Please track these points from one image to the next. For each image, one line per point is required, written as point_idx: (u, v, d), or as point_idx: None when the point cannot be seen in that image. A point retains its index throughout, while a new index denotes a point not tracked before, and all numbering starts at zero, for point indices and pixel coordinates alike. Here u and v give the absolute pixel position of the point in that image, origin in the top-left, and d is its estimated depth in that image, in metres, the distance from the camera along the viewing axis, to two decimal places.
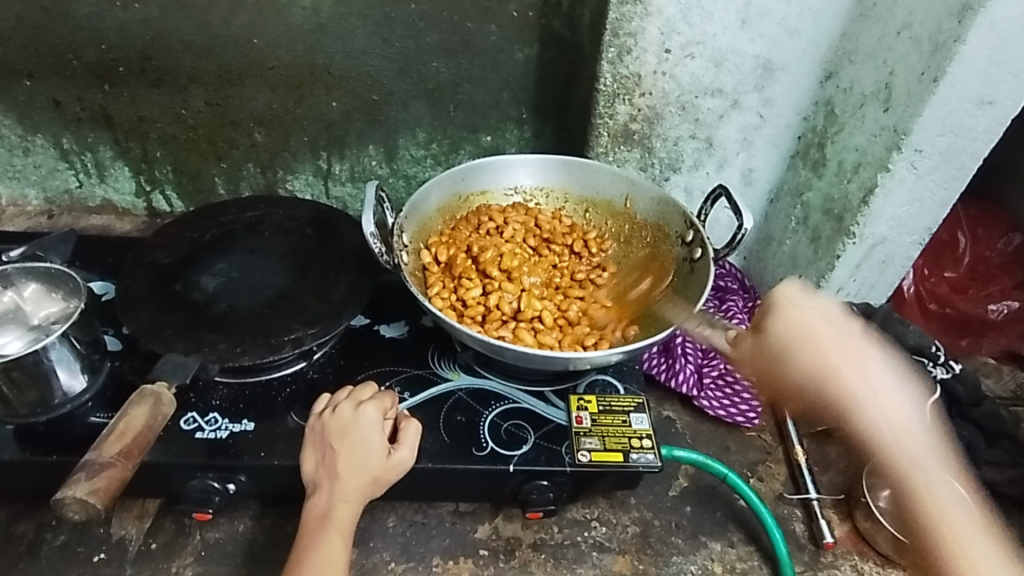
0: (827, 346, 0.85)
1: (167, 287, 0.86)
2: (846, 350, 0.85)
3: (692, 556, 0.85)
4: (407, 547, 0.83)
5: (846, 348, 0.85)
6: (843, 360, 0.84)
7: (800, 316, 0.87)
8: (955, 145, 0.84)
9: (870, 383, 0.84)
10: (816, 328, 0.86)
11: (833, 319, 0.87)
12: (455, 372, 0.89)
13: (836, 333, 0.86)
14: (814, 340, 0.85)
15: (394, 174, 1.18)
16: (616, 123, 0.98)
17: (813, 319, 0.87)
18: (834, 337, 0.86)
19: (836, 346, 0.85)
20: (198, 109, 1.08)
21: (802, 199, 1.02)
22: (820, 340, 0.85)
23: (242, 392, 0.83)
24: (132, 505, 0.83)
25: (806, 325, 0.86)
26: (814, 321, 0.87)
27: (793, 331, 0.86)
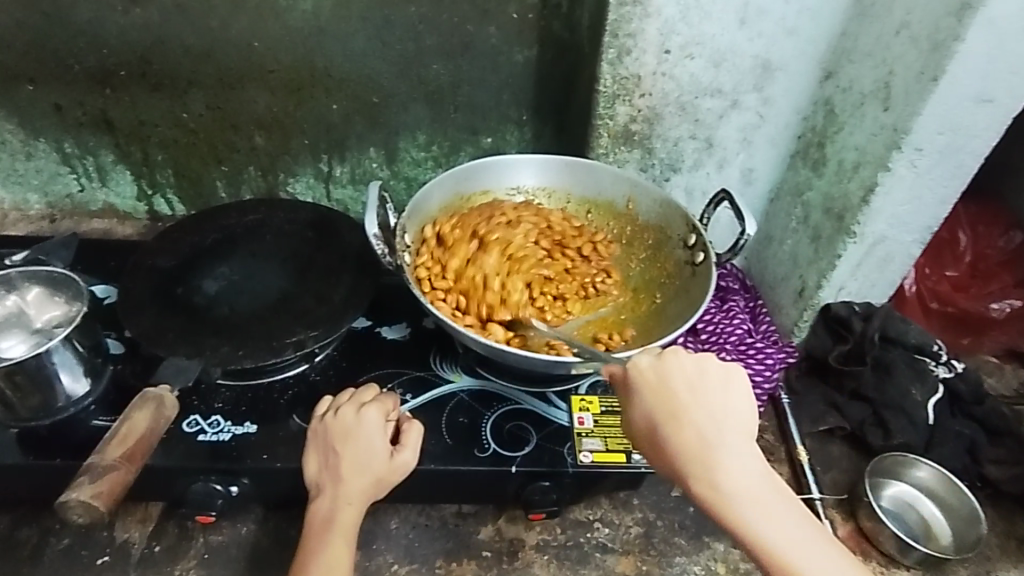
0: (700, 417, 0.60)
1: (169, 291, 0.86)
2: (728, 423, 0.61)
3: (695, 556, 0.85)
4: (410, 549, 0.83)
5: (717, 426, 0.60)
6: (713, 446, 0.60)
7: (674, 372, 0.62)
8: (955, 143, 0.84)
9: (740, 456, 0.60)
10: (678, 386, 0.61)
11: (716, 377, 0.62)
12: (457, 373, 0.89)
13: (717, 398, 0.61)
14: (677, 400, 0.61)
15: (395, 176, 1.18)
16: (616, 124, 0.98)
17: (688, 377, 0.62)
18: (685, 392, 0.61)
19: (716, 415, 0.61)
20: (199, 112, 1.08)
21: (802, 198, 1.02)
22: (688, 410, 0.60)
23: (244, 395, 0.84)
24: (136, 509, 0.83)
25: (683, 400, 0.61)
26: (709, 389, 0.62)
27: (674, 411, 0.60)
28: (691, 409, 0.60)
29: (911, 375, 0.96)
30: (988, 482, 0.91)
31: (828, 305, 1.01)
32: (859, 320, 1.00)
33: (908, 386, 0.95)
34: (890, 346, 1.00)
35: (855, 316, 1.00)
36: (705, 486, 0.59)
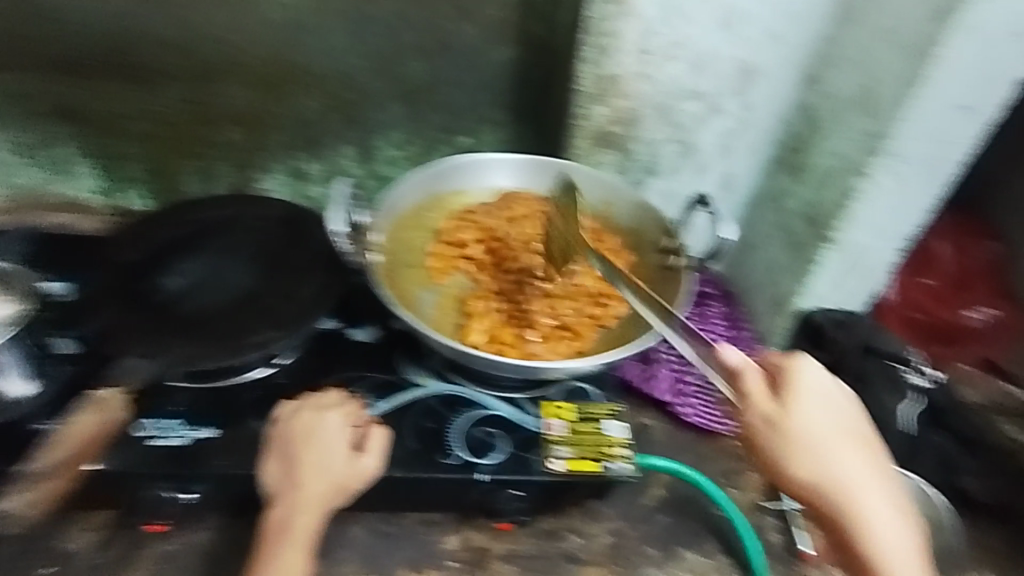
0: (827, 430, 0.62)
1: (128, 288, 0.83)
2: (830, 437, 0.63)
3: (666, 567, 0.83)
4: (372, 558, 0.81)
5: (826, 431, 0.62)
6: (818, 439, 0.62)
7: (811, 374, 0.64)
8: (934, 151, 0.82)
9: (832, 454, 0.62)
10: (806, 393, 0.63)
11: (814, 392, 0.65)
12: (425, 378, 0.86)
13: (823, 408, 0.63)
14: (812, 405, 0.63)
15: (370, 175, 1.16)
16: (594, 125, 0.96)
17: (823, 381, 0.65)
18: (811, 411, 0.63)
19: (821, 412, 0.63)
20: (169, 105, 1.05)
21: (781, 205, 1.01)
22: (818, 432, 0.62)
23: (204, 396, 0.81)
24: (86, 514, 0.80)
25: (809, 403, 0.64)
26: (815, 411, 0.63)
27: (792, 410, 0.62)
28: (811, 421, 0.62)
29: (888, 384, 0.95)
30: (962, 494, 0.90)
31: (810, 314, 1.00)
32: (836, 329, 0.97)
33: (884, 395, 0.94)
34: (870, 356, 0.97)
35: (833, 324, 0.98)
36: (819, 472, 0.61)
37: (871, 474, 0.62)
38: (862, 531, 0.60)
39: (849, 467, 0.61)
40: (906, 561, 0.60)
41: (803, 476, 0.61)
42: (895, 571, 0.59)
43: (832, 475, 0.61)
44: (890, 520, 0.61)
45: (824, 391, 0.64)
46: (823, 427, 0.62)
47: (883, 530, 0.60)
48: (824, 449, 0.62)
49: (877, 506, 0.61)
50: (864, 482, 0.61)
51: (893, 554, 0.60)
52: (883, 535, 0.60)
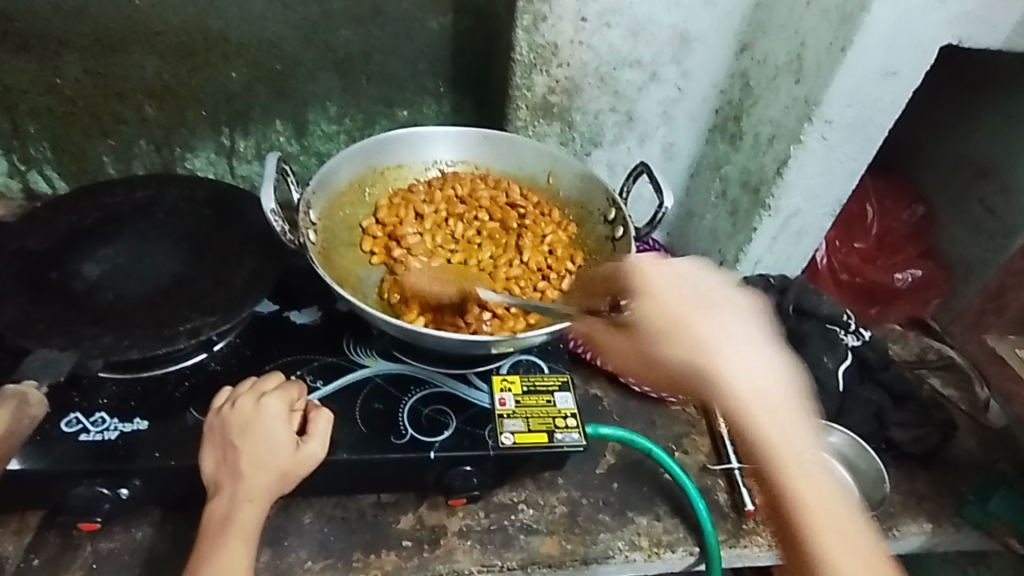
0: (691, 314, 0.68)
1: (41, 277, 0.77)
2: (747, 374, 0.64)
3: (619, 532, 0.85)
4: (325, 544, 0.79)
5: (715, 321, 0.67)
6: (692, 321, 0.67)
7: (660, 279, 0.70)
8: (863, 116, 0.85)
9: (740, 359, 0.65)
10: (668, 290, 0.69)
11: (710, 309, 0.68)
12: (371, 358, 0.84)
13: (697, 297, 0.69)
14: (676, 305, 0.68)
15: (305, 151, 1.11)
16: (535, 95, 0.95)
17: (687, 281, 0.70)
18: (685, 291, 0.69)
19: (700, 304, 0.68)
20: (76, 78, 0.97)
21: (720, 173, 1.03)
22: (691, 319, 0.67)
23: (133, 388, 0.76)
24: (11, 518, 0.75)
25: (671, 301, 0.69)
26: (689, 301, 0.69)
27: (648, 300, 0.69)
28: (692, 317, 0.67)
29: (823, 344, 0.99)
30: (892, 445, 0.95)
31: (745, 278, 1.03)
32: (775, 293, 1.02)
33: (820, 355, 0.97)
34: (804, 318, 1.02)
35: (771, 289, 1.01)
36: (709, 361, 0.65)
37: (775, 388, 0.65)
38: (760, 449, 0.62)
39: (731, 360, 0.65)
40: (805, 475, 0.61)
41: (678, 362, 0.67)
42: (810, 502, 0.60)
43: (721, 371, 0.64)
44: (795, 434, 0.62)
45: (688, 283, 0.70)
46: (711, 323, 0.67)
47: (777, 437, 0.61)
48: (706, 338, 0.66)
49: (771, 411, 0.63)
50: (755, 382, 0.64)
51: (801, 470, 0.61)
52: (806, 489, 0.60)
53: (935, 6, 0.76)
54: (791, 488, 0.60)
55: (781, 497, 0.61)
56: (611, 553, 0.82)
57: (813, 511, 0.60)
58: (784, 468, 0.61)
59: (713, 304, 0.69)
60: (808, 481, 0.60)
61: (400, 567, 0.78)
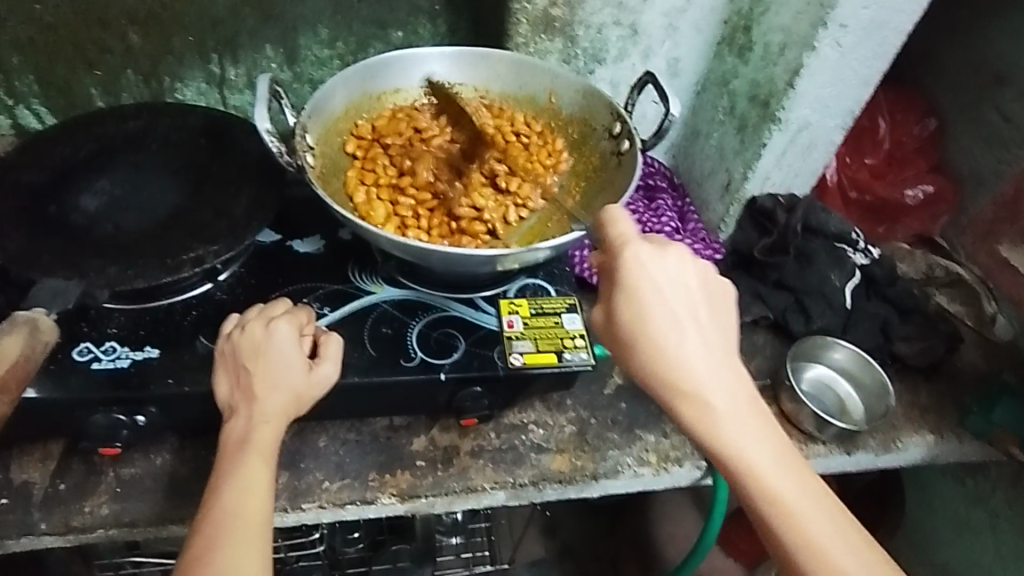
0: (665, 321, 0.57)
1: (40, 210, 0.76)
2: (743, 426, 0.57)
3: (628, 448, 0.87)
4: (341, 465, 0.81)
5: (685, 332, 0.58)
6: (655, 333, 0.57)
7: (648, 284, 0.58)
8: (879, 19, 0.81)
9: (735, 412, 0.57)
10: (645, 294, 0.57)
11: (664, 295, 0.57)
12: (377, 285, 0.84)
13: (673, 309, 0.57)
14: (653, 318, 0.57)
15: (298, 79, 1.07)
16: (535, 8, 0.90)
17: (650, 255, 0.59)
18: (660, 292, 0.58)
19: (670, 312, 0.57)
20: (55, 5, 0.93)
21: (728, 88, 0.99)
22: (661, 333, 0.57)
23: (142, 318, 0.76)
24: (34, 448, 0.77)
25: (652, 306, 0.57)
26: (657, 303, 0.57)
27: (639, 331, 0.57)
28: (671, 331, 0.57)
29: (830, 262, 0.98)
30: (897, 359, 0.96)
31: (753, 197, 1.01)
32: (783, 212, 1.01)
33: (828, 273, 0.97)
34: (811, 237, 1.01)
35: (779, 208, 1.00)
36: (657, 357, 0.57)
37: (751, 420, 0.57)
38: (738, 459, 0.56)
39: (697, 370, 0.57)
40: (810, 507, 0.55)
41: (617, 341, 0.59)
42: None
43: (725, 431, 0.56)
44: (775, 464, 0.56)
45: (672, 289, 0.58)
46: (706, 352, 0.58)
47: (767, 458, 0.56)
48: (677, 354, 0.57)
49: (750, 440, 0.56)
50: (746, 436, 0.56)
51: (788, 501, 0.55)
52: None
53: None
54: (797, 545, 0.54)
55: (777, 537, 0.55)
56: (620, 468, 0.84)
57: (834, 570, 0.52)
58: (783, 501, 0.55)
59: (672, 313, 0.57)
60: (802, 516, 0.54)
61: (415, 486, 0.80)
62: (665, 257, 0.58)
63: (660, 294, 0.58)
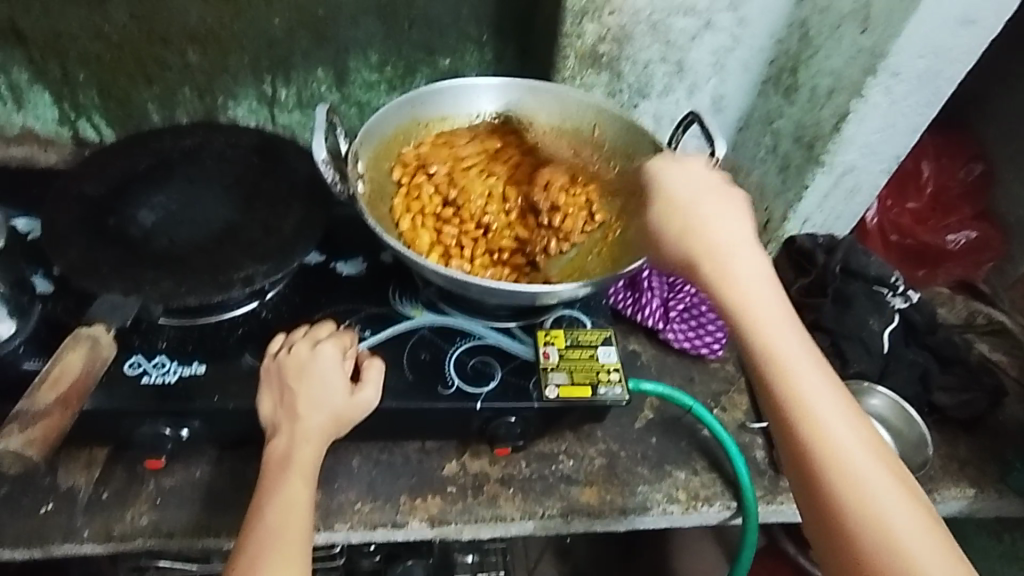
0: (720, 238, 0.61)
1: (100, 223, 0.79)
2: (784, 338, 0.58)
3: (657, 484, 0.86)
4: (373, 486, 0.82)
5: (732, 245, 0.61)
6: (705, 245, 0.61)
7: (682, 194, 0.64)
8: (932, 68, 0.82)
9: (779, 324, 0.58)
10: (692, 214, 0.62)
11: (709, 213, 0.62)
12: (417, 309, 0.85)
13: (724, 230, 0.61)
14: (703, 231, 0.61)
15: (346, 101, 1.10)
16: (584, 43, 0.92)
17: (692, 179, 0.65)
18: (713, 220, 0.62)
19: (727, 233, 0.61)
20: (123, 23, 0.97)
21: (772, 127, 0.98)
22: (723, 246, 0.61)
23: (190, 333, 0.79)
24: (80, 453, 0.80)
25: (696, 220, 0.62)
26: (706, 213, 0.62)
27: (690, 241, 0.61)
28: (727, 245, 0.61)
29: (869, 305, 0.97)
30: (935, 408, 0.94)
31: (793, 236, 1.04)
32: (822, 253, 1.02)
33: (866, 316, 0.96)
34: (851, 279, 1.01)
35: (818, 249, 1.02)
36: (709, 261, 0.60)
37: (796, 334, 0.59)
38: (775, 369, 0.57)
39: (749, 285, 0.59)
40: (840, 423, 0.56)
41: (677, 257, 0.62)
42: (875, 529, 0.53)
43: (764, 340, 0.58)
44: (812, 376, 0.57)
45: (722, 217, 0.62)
46: (754, 267, 0.60)
47: (809, 370, 0.57)
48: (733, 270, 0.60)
49: (791, 348, 0.58)
50: (793, 347, 0.58)
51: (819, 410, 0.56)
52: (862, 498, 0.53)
53: None
54: (834, 468, 0.54)
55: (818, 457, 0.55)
56: (649, 504, 0.84)
57: (866, 493, 0.53)
58: (814, 413, 0.56)
59: (725, 231, 0.62)
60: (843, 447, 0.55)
61: (445, 511, 0.81)
62: (712, 189, 0.64)
63: (706, 208, 0.63)
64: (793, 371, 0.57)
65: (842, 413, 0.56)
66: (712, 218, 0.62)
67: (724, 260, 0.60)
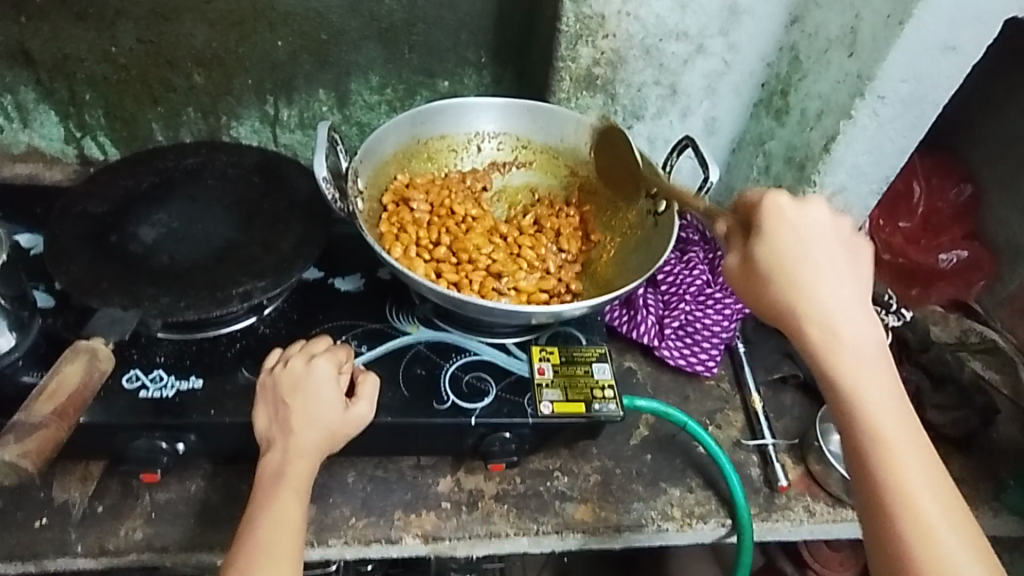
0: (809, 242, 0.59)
1: (103, 239, 0.80)
2: (868, 363, 0.57)
3: (652, 502, 0.86)
4: (367, 502, 0.82)
5: (817, 264, 0.59)
6: (791, 267, 0.58)
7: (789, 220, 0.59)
8: (917, 92, 0.83)
9: (852, 340, 0.57)
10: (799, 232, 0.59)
11: (808, 233, 0.59)
12: (413, 325, 0.86)
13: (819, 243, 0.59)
14: (790, 256, 0.59)
15: (347, 121, 1.12)
16: (579, 67, 0.94)
17: (814, 223, 0.60)
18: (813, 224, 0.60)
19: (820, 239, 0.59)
20: (130, 46, 0.99)
21: (764, 148, 1.01)
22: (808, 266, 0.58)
23: (188, 347, 0.80)
24: (76, 467, 0.80)
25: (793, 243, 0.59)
26: (803, 231, 0.59)
27: (769, 245, 0.59)
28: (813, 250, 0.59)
29: None
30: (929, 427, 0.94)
31: None
32: None
33: None
34: None
35: None
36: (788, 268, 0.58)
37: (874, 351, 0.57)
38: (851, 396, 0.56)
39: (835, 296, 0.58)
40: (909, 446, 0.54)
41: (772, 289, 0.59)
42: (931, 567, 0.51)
43: (857, 367, 0.57)
44: (884, 395, 0.56)
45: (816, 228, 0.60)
46: (827, 279, 0.58)
47: (871, 391, 0.56)
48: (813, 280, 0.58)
49: (867, 369, 0.57)
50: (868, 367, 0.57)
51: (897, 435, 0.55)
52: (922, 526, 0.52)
53: None
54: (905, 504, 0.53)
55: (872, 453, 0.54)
56: (643, 522, 0.84)
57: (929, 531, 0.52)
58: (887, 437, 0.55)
59: (853, 254, 0.60)
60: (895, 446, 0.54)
61: (439, 527, 0.81)
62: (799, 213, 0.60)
63: (810, 234, 0.59)
64: (872, 394, 0.56)
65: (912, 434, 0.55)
66: (802, 247, 0.59)
67: (806, 283, 0.58)
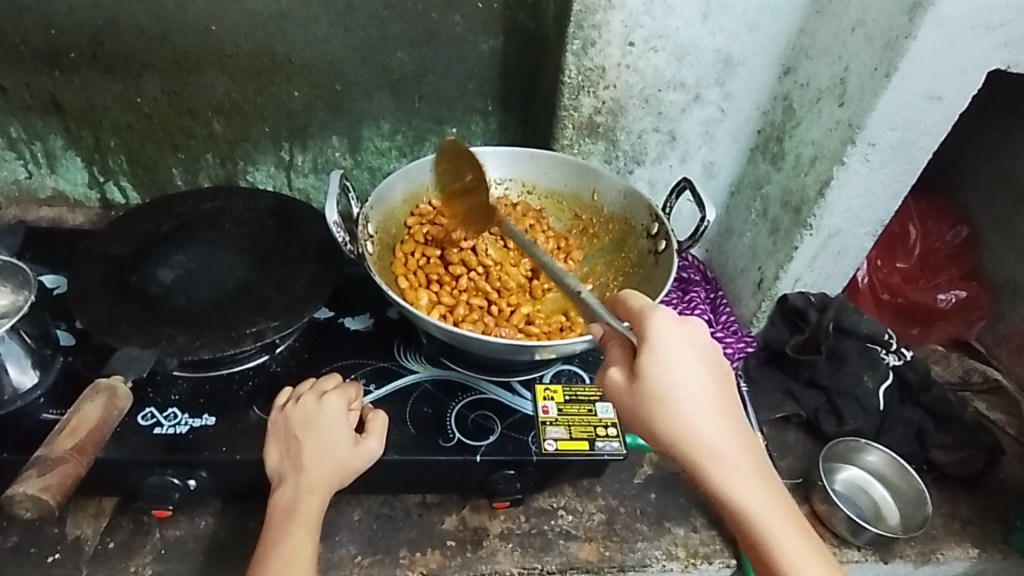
0: (683, 394, 0.59)
1: (123, 280, 0.84)
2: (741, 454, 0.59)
3: (656, 541, 0.87)
4: (373, 540, 0.83)
5: (693, 388, 0.59)
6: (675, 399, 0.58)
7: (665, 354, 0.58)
8: (906, 138, 0.86)
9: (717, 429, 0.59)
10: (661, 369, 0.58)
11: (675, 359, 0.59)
12: (420, 363, 0.89)
13: (694, 387, 0.59)
14: (674, 385, 0.58)
15: (359, 166, 1.17)
16: (581, 115, 0.99)
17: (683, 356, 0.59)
18: (678, 378, 0.58)
19: (693, 397, 0.59)
20: (154, 96, 1.04)
21: (761, 192, 1.05)
22: (678, 406, 0.59)
23: (202, 386, 0.82)
24: (89, 503, 0.81)
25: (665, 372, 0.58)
26: (676, 363, 0.59)
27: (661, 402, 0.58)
28: (687, 407, 0.59)
29: (863, 363, 0.99)
30: (933, 466, 0.95)
31: (785, 295, 1.04)
32: (815, 310, 1.02)
33: (861, 373, 0.98)
34: (843, 337, 1.03)
35: (811, 307, 1.02)
36: (694, 449, 0.59)
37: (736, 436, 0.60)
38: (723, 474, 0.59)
39: (709, 435, 0.59)
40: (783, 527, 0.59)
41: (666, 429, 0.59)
42: None
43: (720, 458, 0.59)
44: (751, 474, 0.59)
45: (685, 365, 0.59)
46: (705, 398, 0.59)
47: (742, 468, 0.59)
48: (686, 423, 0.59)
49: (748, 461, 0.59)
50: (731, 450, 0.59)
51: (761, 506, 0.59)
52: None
53: (982, 34, 0.78)
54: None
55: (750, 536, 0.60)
56: (648, 561, 0.84)
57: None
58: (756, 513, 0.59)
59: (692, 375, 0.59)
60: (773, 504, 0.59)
61: (444, 566, 0.81)
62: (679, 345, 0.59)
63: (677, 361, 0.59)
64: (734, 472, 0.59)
65: (778, 500, 0.60)
66: (684, 374, 0.59)
67: (691, 410, 0.59)
